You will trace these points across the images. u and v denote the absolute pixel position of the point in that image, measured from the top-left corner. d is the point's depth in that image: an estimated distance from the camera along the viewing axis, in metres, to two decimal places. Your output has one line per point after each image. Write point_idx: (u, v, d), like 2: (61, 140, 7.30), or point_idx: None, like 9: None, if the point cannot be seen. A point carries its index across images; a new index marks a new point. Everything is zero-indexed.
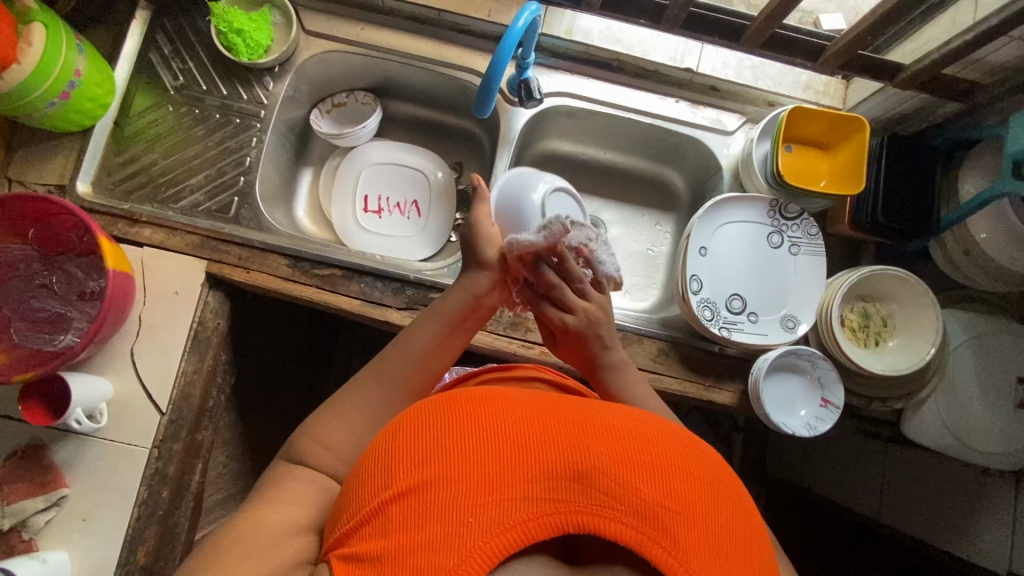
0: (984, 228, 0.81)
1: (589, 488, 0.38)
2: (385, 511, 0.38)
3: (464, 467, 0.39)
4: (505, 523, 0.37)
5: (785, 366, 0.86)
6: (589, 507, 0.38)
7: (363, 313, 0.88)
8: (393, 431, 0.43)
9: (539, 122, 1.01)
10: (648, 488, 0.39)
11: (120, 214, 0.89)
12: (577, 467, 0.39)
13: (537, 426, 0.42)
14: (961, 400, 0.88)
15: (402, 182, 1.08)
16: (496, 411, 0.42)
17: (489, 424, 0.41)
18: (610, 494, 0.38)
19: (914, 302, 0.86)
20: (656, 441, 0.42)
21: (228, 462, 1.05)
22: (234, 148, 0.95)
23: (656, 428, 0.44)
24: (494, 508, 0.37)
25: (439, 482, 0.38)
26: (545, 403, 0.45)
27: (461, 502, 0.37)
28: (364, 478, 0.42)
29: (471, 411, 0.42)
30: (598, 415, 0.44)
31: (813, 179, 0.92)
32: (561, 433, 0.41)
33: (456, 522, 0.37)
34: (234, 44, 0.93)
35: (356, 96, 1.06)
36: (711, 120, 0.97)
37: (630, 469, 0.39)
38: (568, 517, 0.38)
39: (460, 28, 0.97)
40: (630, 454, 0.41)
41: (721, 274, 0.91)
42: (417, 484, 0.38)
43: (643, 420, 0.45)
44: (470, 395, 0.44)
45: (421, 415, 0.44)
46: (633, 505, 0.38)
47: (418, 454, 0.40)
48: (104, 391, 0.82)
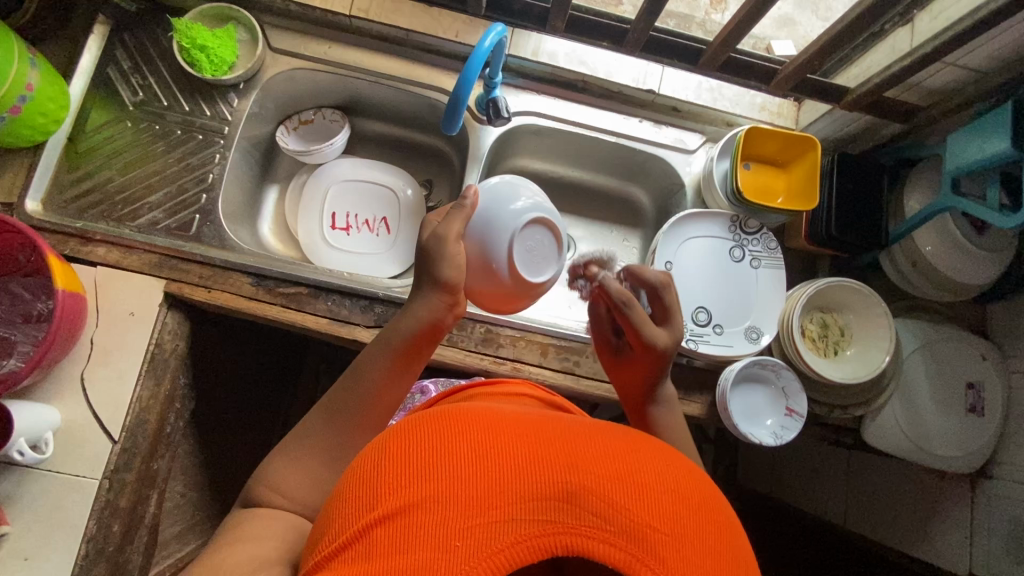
0: (928, 241, 0.88)
1: (579, 508, 0.36)
2: (368, 534, 0.36)
3: (451, 487, 0.36)
4: (491, 546, 0.35)
5: (751, 377, 0.88)
6: (580, 528, 0.36)
7: (330, 331, 0.87)
8: (379, 450, 0.41)
9: (507, 140, 1.02)
10: (640, 508, 0.37)
11: (73, 233, 0.86)
12: (567, 486, 0.37)
13: (528, 444, 0.39)
14: (917, 407, 0.92)
15: (370, 199, 1.07)
16: (485, 429, 0.40)
17: (478, 441, 0.39)
18: (602, 515, 0.36)
19: (868, 312, 0.89)
20: (647, 459, 0.40)
21: (186, 492, 1.00)
22: (196, 165, 0.93)
23: (645, 445, 0.42)
24: (481, 531, 0.35)
25: (424, 503, 0.36)
26: (533, 420, 0.43)
27: (449, 524, 0.35)
28: (349, 498, 0.39)
29: (461, 430, 0.40)
30: (588, 433, 0.42)
31: (771, 196, 0.95)
32: (550, 449, 0.39)
33: (442, 546, 0.34)
34: (197, 60, 0.92)
35: (323, 113, 1.06)
36: (673, 140, 1.00)
37: (620, 489, 0.37)
38: (558, 540, 0.35)
39: (429, 48, 0.98)
40: (620, 472, 0.39)
41: (687, 288, 0.93)
42: (403, 505, 0.36)
43: (632, 435, 0.44)
44: (460, 413, 0.42)
45: (409, 433, 0.41)
46: (624, 526, 0.36)
47: (403, 475, 0.38)
48: (52, 419, 0.78)
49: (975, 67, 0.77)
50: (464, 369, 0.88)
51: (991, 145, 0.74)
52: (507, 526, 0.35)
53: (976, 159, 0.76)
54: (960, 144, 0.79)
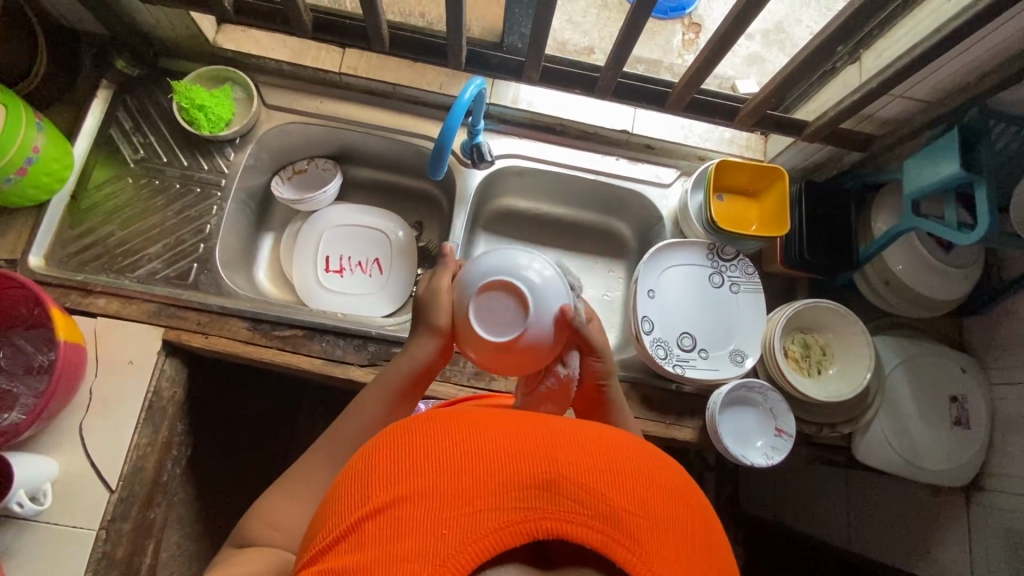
0: (899, 260, 0.93)
1: (558, 495, 0.38)
2: (360, 529, 0.38)
3: (435, 481, 0.38)
4: (475, 533, 0.36)
5: (738, 400, 0.90)
6: (559, 514, 0.37)
7: (325, 371, 0.89)
8: (371, 451, 0.43)
9: (493, 181, 1.07)
10: (615, 494, 0.38)
11: (73, 286, 0.89)
12: (547, 474, 0.39)
13: (508, 437, 0.41)
14: (904, 421, 0.94)
15: (363, 241, 1.11)
16: (470, 426, 0.42)
17: (462, 439, 0.41)
18: (579, 501, 0.38)
19: (848, 331, 0.92)
20: (623, 450, 0.42)
21: (182, 542, 0.99)
22: (195, 216, 0.97)
23: (623, 438, 0.44)
24: (465, 519, 0.37)
25: (411, 497, 0.38)
26: (517, 419, 0.45)
27: (435, 513, 0.37)
28: (343, 498, 0.42)
29: (446, 426, 0.42)
30: (569, 428, 0.44)
31: (745, 224, 1.00)
32: (531, 442, 0.41)
33: (429, 534, 0.36)
34: (195, 119, 0.97)
35: (316, 163, 1.11)
36: (650, 175, 1.06)
37: (597, 477, 0.39)
38: (539, 525, 0.37)
39: (415, 99, 1.04)
40: (599, 462, 0.40)
41: (671, 314, 0.96)
42: (393, 499, 0.38)
43: (610, 430, 0.46)
44: (446, 414, 0.45)
45: (399, 434, 0.43)
46: (601, 510, 0.37)
47: (393, 472, 0.40)
48: (49, 471, 0.78)
49: (920, 98, 0.83)
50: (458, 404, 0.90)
51: (942, 169, 0.80)
52: (489, 514, 0.37)
53: (930, 183, 0.81)
54: (915, 168, 0.85)
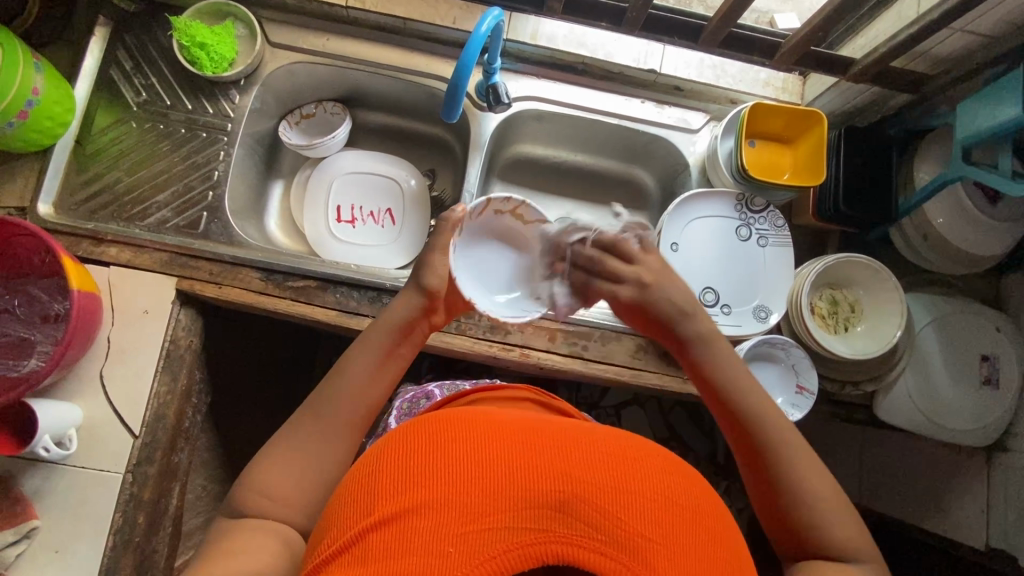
0: (940, 213, 0.87)
1: (572, 518, 0.40)
2: (366, 538, 0.40)
3: (447, 495, 0.41)
4: (483, 553, 0.38)
5: (760, 356, 0.88)
6: (570, 537, 0.39)
7: (338, 323, 0.88)
8: (382, 458, 0.46)
9: (509, 126, 1.02)
10: (628, 516, 0.40)
11: (85, 234, 0.87)
12: (560, 495, 0.41)
13: (523, 453, 0.44)
14: (931, 380, 0.91)
15: (375, 191, 1.07)
16: (487, 438, 0.45)
17: (474, 455, 0.44)
18: (592, 524, 0.40)
19: (879, 287, 0.88)
20: (635, 468, 0.45)
21: (207, 484, 1.03)
22: (201, 163, 0.94)
23: (639, 455, 0.47)
24: (474, 537, 0.39)
25: (421, 510, 0.40)
26: (531, 430, 0.48)
27: (442, 529, 0.39)
28: (352, 505, 0.44)
29: (461, 438, 0.45)
30: (584, 445, 0.46)
31: (777, 173, 0.94)
32: (544, 461, 0.43)
33: (434, 552, 0.38)
34: (197, 58, 0.92)
35: (324, 107, 1.07)
36: (677, 119, 1.00)
37: (610, 498, 0.41)
38: (548, 548, 0.39)
39: (426, 36, 0.98)
40: (615, 483, 0.43)
41: (693, 269, 0.93)
42: (400, 511, 0.40)
43: (627, 444, 0.48)
44: (462, 423, 0.48)
45: (411, 443, 0.46)
46: (614, 535, 0.39)
47: (402, 482, 0.43)
48: (74, 416, 0.80)
49: (984, 32, 0.75)
50: (474, 357, 0.89)
51: (1002, 111, 0.73)
52: (499, 534, 0.39)
53: (986, 127, 0.75)
54: (970, 112, 0.78)
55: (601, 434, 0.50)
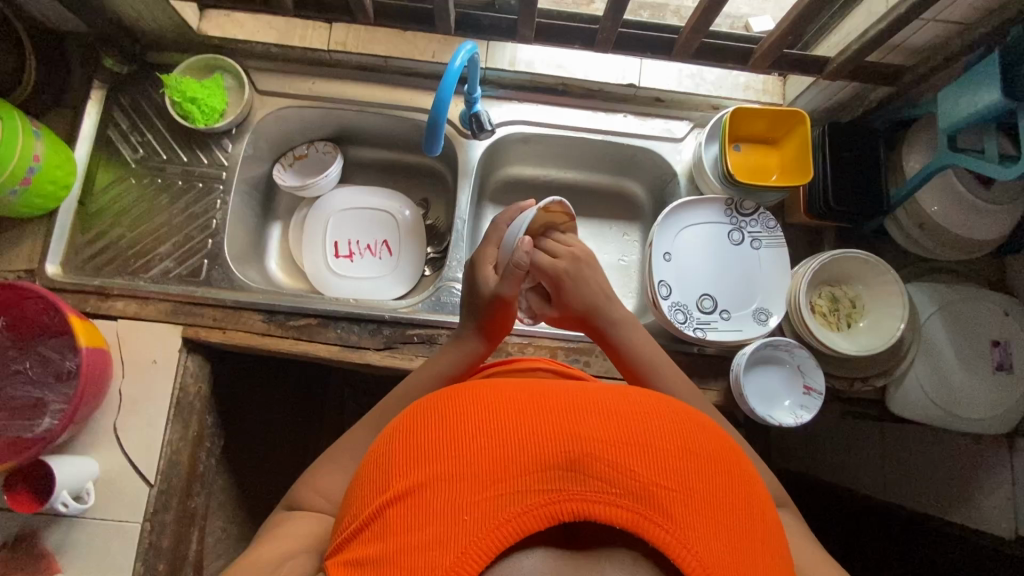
0: (934, 202, 0.87)
1: (585, 476, 0.40)
2: (385, 515, 0.41)
3: (457, 467, 0.41)
4: (499, 517, 0.39)
5: (764, 359, 0.88)
6: (582, 495, 0.40)
7: (342, 357, 0.89)
8: (393, 436, 0.47)
9: (496, 150, 1.04)
10: (639, 468, 0.40)
11: (92, 291, 0.90)
12: (570, 454, 0.41)
13: (531, 417, 0.44)
14: (943, 369, 0.90)
15: (370, 224, 1.09)
16: (493, 405, 0.45)
17: (483, 424, 0.44)
18: (605, 479, 0.40)
19: (879, 281, 0.87)
20: (645, 420, 0.44)
21: (226, 526, 1.04)
22: (200, 212, 0.97)
23: (648, 405, 0.46)
24: (487, 503, 0.39)
25: (433, 483, 0.41)
26: (538, 391, 0.47)
27: (456, 500, 0.40)
28: (367, 486, 0.45)
29: (467, 408, 0.45)
30: (594, 402, 0.46)
31: (765, 174, 0.94)
32: (554, 422, 0.43)
33: (451, 522, 0.39)
34: (189, 112, 0.95)
35: (316, 147, 1.09)
36: (661, 130, 1.01)
37: (620, 452, 0.41)
38: (563, 507, 0.39)
39: (408, 71, 1.01)
40: (625, 437, 0.42)
41: (689, 277, 0.93)
42: (413, 487, 0.41)
43: (637, 397, 0.47)
44: (469, 393, 0.47)
45: (420, 419, 0.46)
46: (627, 487, 0.40)
47: (413, 460, 0.43)
48: (90, 470, 0.82)
49: (957, 20, 0.75)
50: None
51: (982, 97, 0.73)
52: (512, 497, 0.39)
53: (969, 114, 0.75)
54: (951, 100, 0.77)
55: (611, 388, 0.49)
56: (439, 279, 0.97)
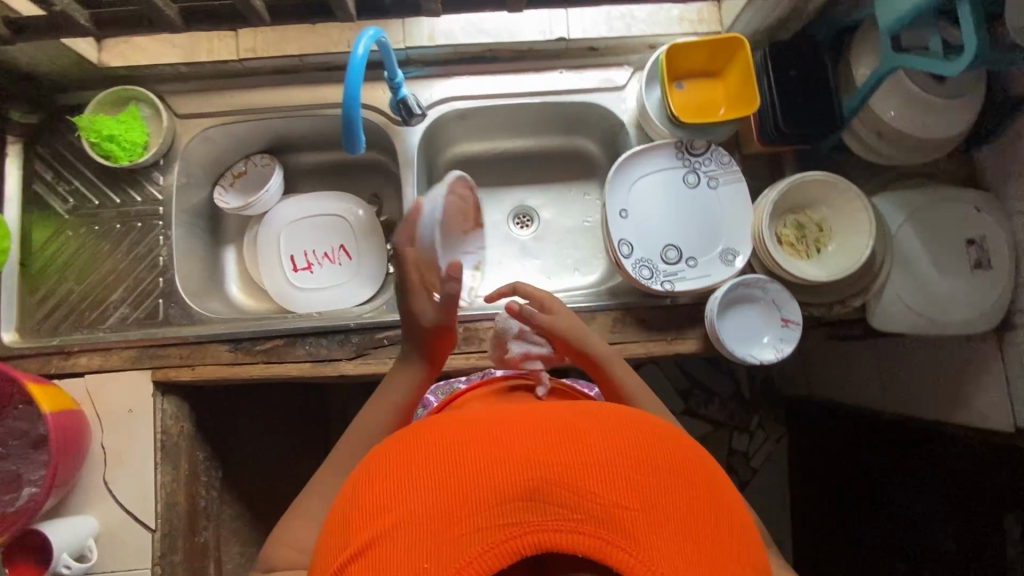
0: (890, 107, 0.82)
1: (545, 505, 0.40)
2: (349, 568, 0.41)
3: (418, 511, 0.41)
4: (461, 559, 0.39)
5: (738, 299, 0.86)
6: (545, 524, 0.40)
7: (315, 372, 0.88)
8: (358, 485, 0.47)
9: (435, 132, 1.00)
10: (599, 490, 0.41)
11: (52, 351, 0.88)
12: (529, 484, 0.41)
13: (490, 449, 0.44)
14: (921, 276, 0.88)
15: (324, 231, 1.06)
16: (453, 443, 0.45)
17: (443, 462, 0.44)
18: (564, 504, 0.40)
19: (842, 200, 0.85)
20: (605, 439, 0.45)
21: (245, 551, 1.05)
22: (145, 252, 0.94)
23: (607, 424, 0.47)
24: (449, 546, 0.39)
25: (395, 531, 0.41)
26: (498, 422, 0.48)
27: (418, 545, 0.40)
28: (332, 534, 0.45)
29: (428, 449, 0.45)
30: (553, 426, 0.46)
31: (712, 109, 0.90)
32: (512, 451, 0.43)
33: (413, 569, 0.39)
34: (110, 151, 0.91)
35: (254, 161, 1.05)
36: (599, 81, 0.97)
37: (580, 476, 0.42)
38: (525, 540, 0.39)
39: (327, 65, 0.96)
40: (584, 459, 0.43)
41: (650, 229, 0.90)
42: (375, 537, 0.41)
43: (596, 416, 0.48)
44: (430, 433, 0.47)
45: (382, 464, 0.46)
46: (588, 510, 0.40)
47: (375, 507, 0.43)
48: (89, 527, 0.82)
49: None
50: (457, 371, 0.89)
51: None
52: (473, 536, 0.40)
53: (907, 8, 0.71)
54: None
55: (572, 409, 0.50)
56: None
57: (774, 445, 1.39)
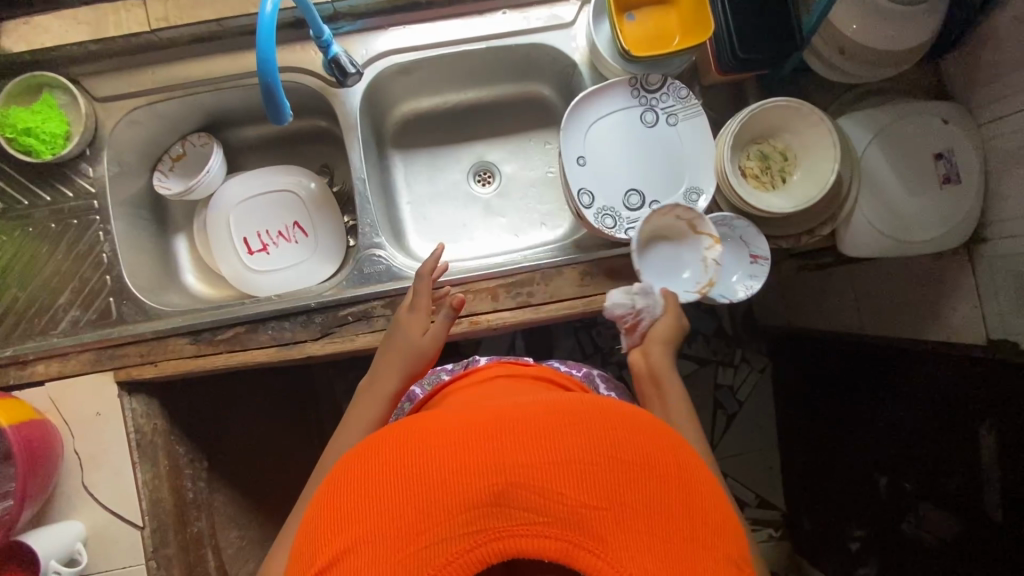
0: (854, 19, 0.78)
1: (508, 511, 0.43)
2: None
3: (387, 522, 0.44)
4: (431, 566, 0.42)
5: (705, 240, 0.84)
6: (510, 528, 0.43)
7: (281, 357, 0.85)
8: (330, 493, 0.49)
9: (378, 91, 0.94)
10: (564, 492, 0.44)
11: (7, 361, 0.86)
12: (494, 491, 0.44)
13: (456, 456, 0.46)
14: (888, 197, 0.86)
15: (277, 209, 1.01)
16: (419, 451, 0.47)
17: (410, 472, 0.46)
18: (527, 508, 0.43)
19: (806, 126, 0.81)
20: (568, 437, 0.47)
21: (244, 535, 1.05)
22: (86, 250, 0.89)
23: (572, 419, 0.49)
24: (418, 555, 0.42)
25: (366, 543, 0.44)
26: (462, 422, 0.50)
27: (388, 556, 0.43)
28: (304, 544, 0.48)
29: (395, 459, 0.48)
30: (516, 425, 0.48)
31: (666, 40, 0.84)
32: (477, 457, 0.46)
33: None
34: (29, 146, 0.85)
35: (191, 141, 0.99)
36: (546, 19, 0.90)
37: (543, 479, 0.44)
38: (491, 545, 0.43)
39: (250, 28, 0.89)
40: (548, 461, 0.45)
41: (610, 175, 0.86)
42: (348, 548, 0.44)
43: (561, 411, 0.50)
44: (397, 440, 0.50)
45: (353, 475, 0.49)
46: (551, 513, 0.43)
47: (346, 519, 0.46)
48: (75, 531, 0.82)
49: None
50: None
51: None
52: (440, 544, 0.43)
53: None
54: None
55: (532, 404, 0.52)
56: (359, 249, 0.91)
57: (759, 375, 1.44)
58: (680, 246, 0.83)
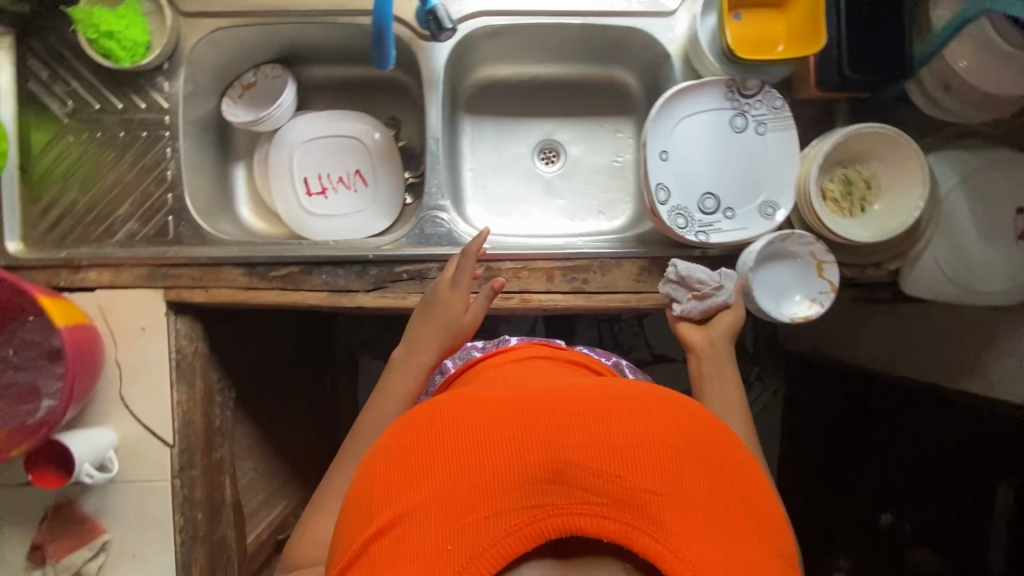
0: (964, 56, 0.76)
1: (568, 489, 0.42)
2: (371, 549, 0.43)
3: (440, 493, 0.43)
4: (486, 540, 0.41)
5: (774, 255, 0.83)
6: (569, 507, 0.42)
7: (331, 303, 0.86)
8: (374, 463, 0.48)
9: (464, 50, 0.92)
10: (624, 474, 0.42)
11: (60, 263, 0.86)
12: (552, 467, 0.43)
13: (511, 429, 0.45)
14: (961, 241, 0.83)
15: (339, 153, 1.00)
16: (471, 422, 0.46)
17: (463, 443, 0.45)
18: (586, 488, 0.42)
19: (896, 156, 0.80)
20: (626, 420, 0.46)
21: (257, 467, 1.08)
22: (151, 165, 0.88)
23: (628, 402, 0.48)
24: (472, 527, 0.41)
25: (417, 513, 0.42)
26: (514, 398, 0.48)
27: (440, 527, 0.41)
28: (350, 510, 0.47)
29: (445, 430, 0.46)
30: (572, 404, 0.47)
31: (769, 45, 0.82)
32: (534, 433, 0.44)
33: (437, 550, 0.41)
34: (109, 50, 0.84)
35: (264, 71, 0.98)
36: (648, 4, 0.88)
37: (603, 461, 0.43)
38: (549, 522, 0.41)
39: None
40: (607, 442, 0.44)
41: (688, 175, 0.85)
42: (397, 518, 0.42)
43: (615, 393, 0.49)
44: (447, 411, 0.48)
45: (399, 445, 0.47)
46: (612, 495, 0.42)
47: (395, 488, 0.44)
48: (109, 439, 0.84)
49: None
50: None
51: None
52: (496, 518, 0.41)
53: None
54: None
55: (585, 386, 0.51)
56: (421, 209, 0.90)
57: (771, 397, 1.40)
58: (784, 270, 0.83)
